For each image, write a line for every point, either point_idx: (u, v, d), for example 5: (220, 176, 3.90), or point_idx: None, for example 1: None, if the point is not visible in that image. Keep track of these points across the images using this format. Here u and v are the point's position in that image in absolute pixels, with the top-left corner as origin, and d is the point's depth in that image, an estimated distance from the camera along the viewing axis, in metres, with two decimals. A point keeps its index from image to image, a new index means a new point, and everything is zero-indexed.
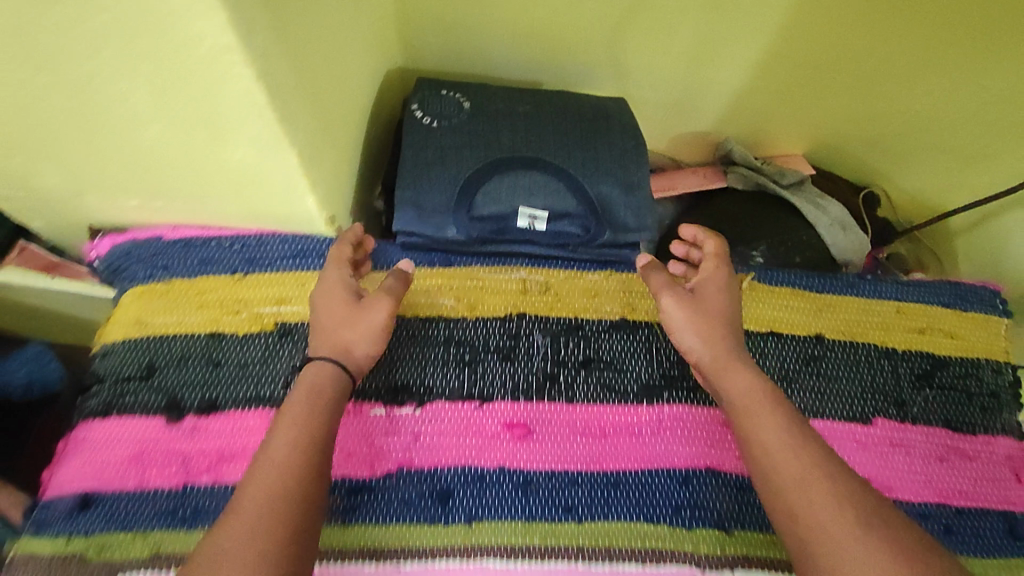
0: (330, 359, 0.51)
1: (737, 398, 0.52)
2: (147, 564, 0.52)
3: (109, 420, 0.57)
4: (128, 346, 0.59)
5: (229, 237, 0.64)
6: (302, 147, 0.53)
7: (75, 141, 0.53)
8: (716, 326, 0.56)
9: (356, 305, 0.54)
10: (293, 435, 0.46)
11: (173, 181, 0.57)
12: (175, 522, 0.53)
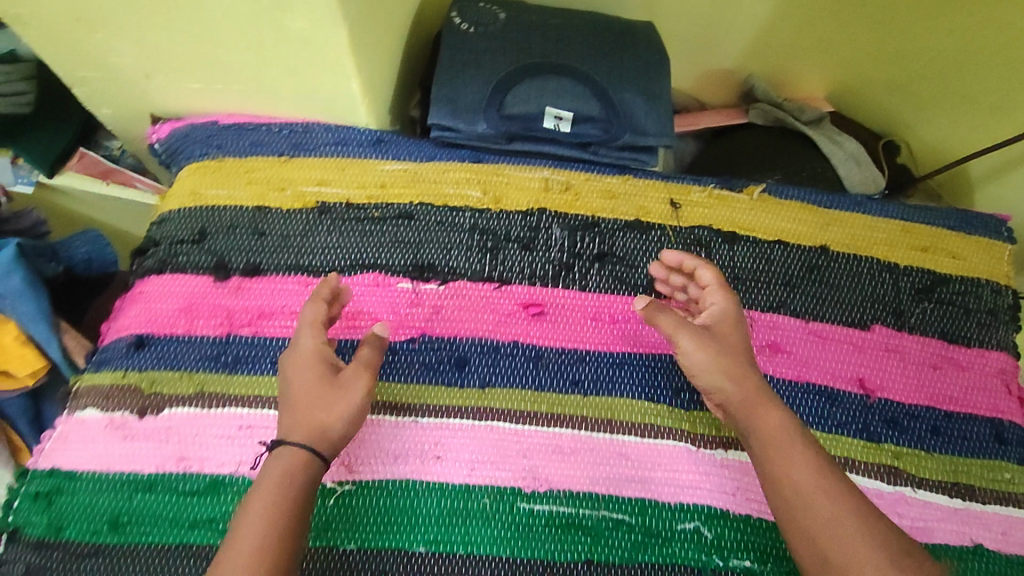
0: (303, 444, 0.50)
1: (773, 438, 0.52)
2: (194, 398, 0.57)
3: (163, 276, 0.63)
4: (183, 215, 0.65)
5: (279, 124, 0.70)
6: (338, 31, 0.58)
7: (148, 10, 0.58)
8: (741, 366, 0.56)
9: (333, 384, 0.53)
10: (260, 531, 0.46)
11: (227, 55, 0.63)
12: (217, 366, 0.58)
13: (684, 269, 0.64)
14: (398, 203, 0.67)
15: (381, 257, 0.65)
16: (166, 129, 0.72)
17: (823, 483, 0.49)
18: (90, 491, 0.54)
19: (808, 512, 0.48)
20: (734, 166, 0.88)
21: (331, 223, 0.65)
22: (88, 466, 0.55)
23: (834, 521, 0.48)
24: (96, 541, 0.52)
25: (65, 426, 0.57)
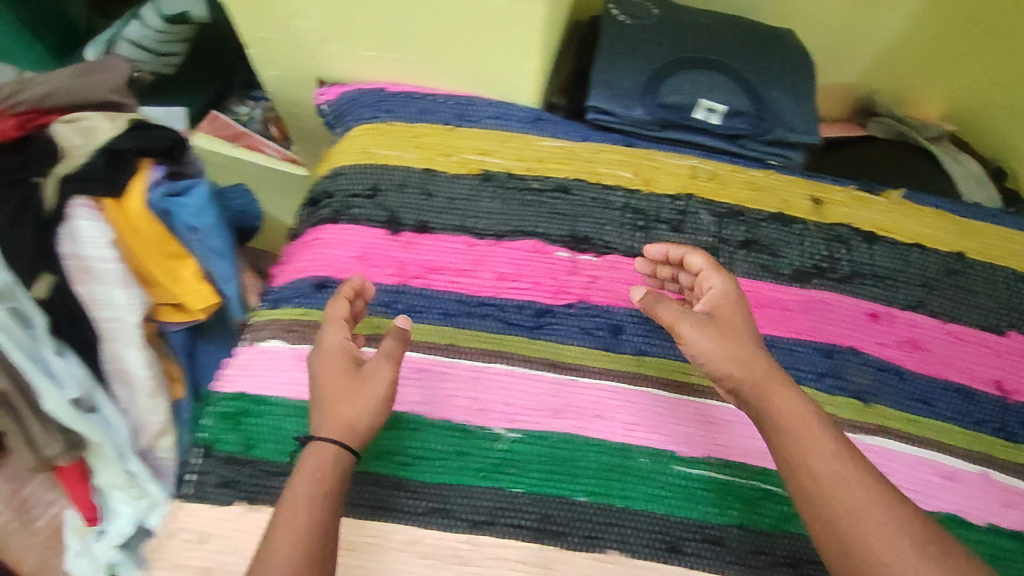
0: (334, 440, 0.49)
1: (791, 421, 0.48)
2: (373, 339, 0.63)
3: (339, 224, 0.67)
4: (357, 170, 0.69)
5: (446, 96, 0.73)
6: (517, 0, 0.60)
7: None
8: (748, 348, 0.52)
9: (355, 378, 0.52)
10: (293, 526, 0.45)
11: (411, 26, 0.67)
12: (391, 311, 0.64)
13: (671, 260, 0.62)
14: (555, 177, 0.70)
15: (539, 225, 0.68)
16: (333, 93, 0.77)
17: (848, 474, 0.45)
18: (277, 415, 0.59)
19: (828, 505, 0.44)
20: (860, 175, 0.90)
21: (493, 191, 0.69)
22: (274, 394, 0.60)
23: (856, 513, 0.43)
24: (283, 461, 0.57)
25: (248, 355, 0.62)
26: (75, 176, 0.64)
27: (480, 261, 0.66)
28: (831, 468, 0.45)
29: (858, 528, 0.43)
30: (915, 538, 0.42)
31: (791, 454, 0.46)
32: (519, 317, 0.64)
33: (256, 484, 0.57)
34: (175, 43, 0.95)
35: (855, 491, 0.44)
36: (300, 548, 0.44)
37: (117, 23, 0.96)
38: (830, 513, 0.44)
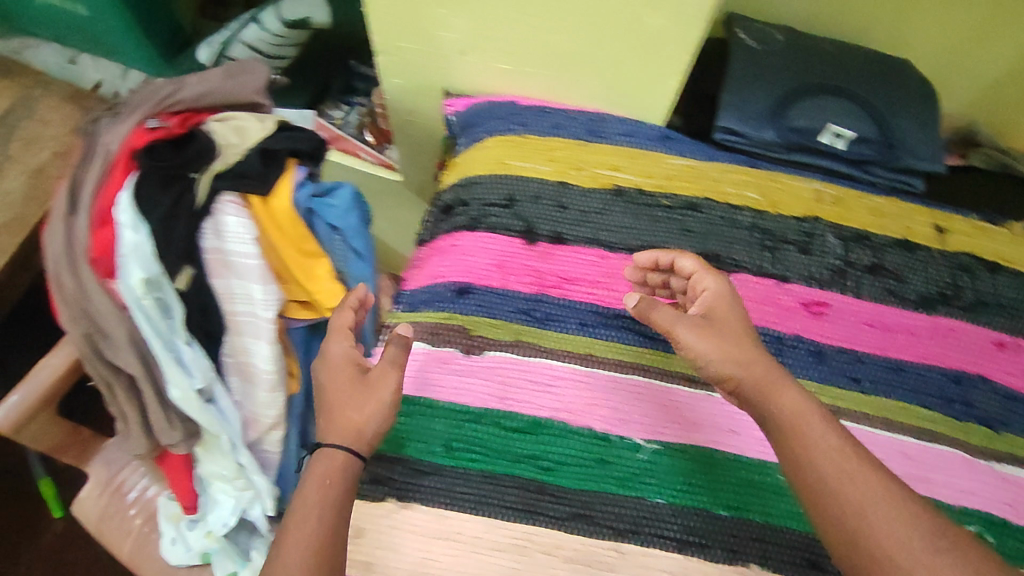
0: (341, 445, 0.54)
1: (792, 419, 0.50)
2: (512, 345, 0.64)
3: (477, 232, 0.69)
4: (493, 180, 0.72)
5: (577, 112, 0.76)
6: (668, 21, 0.62)
7: None
8: (746, 350, 0.54)
9: (363, 386, 0.57)
10: (307, 525, 0.50)
11: (556, 42, 0.69)
12: (530, 320, 0.65)
13: (661, 265, 0.65)
14: (685, 195, 0.72)
15: (670, 242, 0.70)
16: (462, 103, 0.80)
17: (855, 469, 0.46)
18: (426, 416, 0.61)
19: (834, 500, 0.45)
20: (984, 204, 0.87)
21: (624, 206, 0.71)
22: (422, 396, 0.62)
23: (860, 509, 0.44)
24: (434, 461, 0.60)
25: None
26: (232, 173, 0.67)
27: (614, 274, 0.68)
28: (835, 463, 0.46)
29: (863, 521, 0.43)
30: (926, 529, 0.42)
31: (793, 451, 0.48)
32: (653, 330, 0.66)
33: (408, 482, 0.59)
34: (289, 46, 0.97)
35: (859, 485, 0.45)
36: (312, 545, 0.49)
37: (235, 22, 0.98)
38: (833, 505, 0.45)
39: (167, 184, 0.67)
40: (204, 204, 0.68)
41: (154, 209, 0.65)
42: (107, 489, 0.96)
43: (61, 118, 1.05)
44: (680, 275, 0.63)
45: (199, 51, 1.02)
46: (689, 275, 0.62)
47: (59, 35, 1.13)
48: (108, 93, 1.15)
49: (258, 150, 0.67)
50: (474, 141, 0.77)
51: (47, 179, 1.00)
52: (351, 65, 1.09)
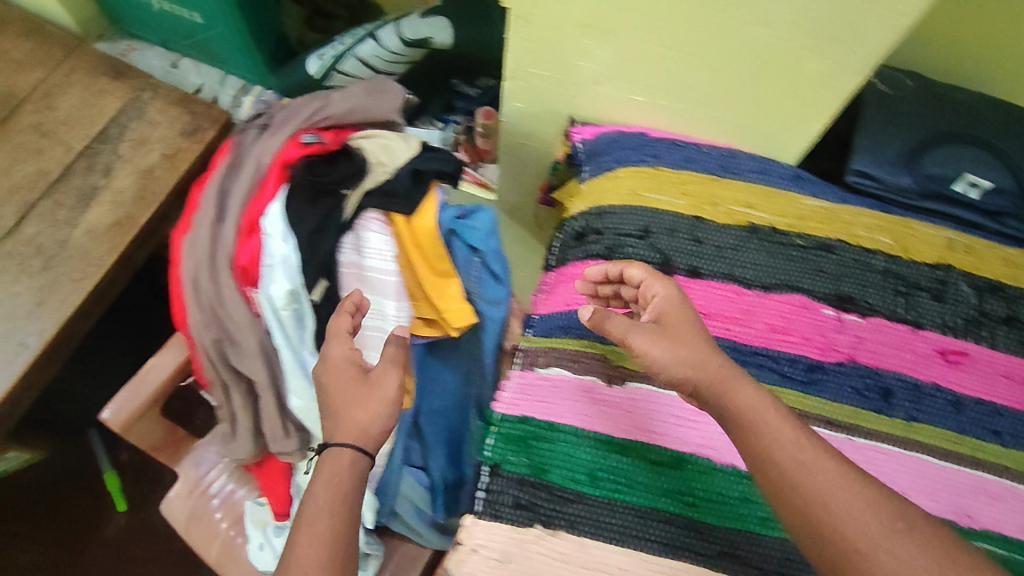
0: (349, 446, 0.56)
1: (747, 417, 0.52)
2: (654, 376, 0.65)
3: (613, 262, 0.70)
4: (627, 211, 0.73)
5: (709, 147, 0.76)
6: (830, 67, 0.63)
7: (667, 34, 0.65)
8: (699, 351, 0.56)
9: (365, 385, 0.60)
10: (321, 524, 0.51)
11: (701, 80, 0.69)
12: None
13: (611, 277, 0.67)
14: (818, 235, 0.72)
15: (805, 282, 0.70)
16: (589, 132, 0.80)
17: (819, 460, 0.49)
18: (570, 444, 0.62)
19: (799, 496, 0.48)
20: None
21: (758, 244, 0.71)
22: (565, 421, 0.63)
23: (821, 498, 0.47)
24: (578, 489, 0.60)
25: (527, 380, 0.67)
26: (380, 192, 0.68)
27: (751, 311, 0.69)
28: (794, 457, 0.49)
29: (824, 512, 0.46)
30: (883, 513, 0.46)
31: (754, 450, 0.51)
32: (791, 370, 0.67)
33: (553, 510, 0.60)
34: (401, 65, 0.98)
35: (820, 476, 0.48)
36: (326, 544, 0.50)
37: (347, 36, 0.99)
38: (794, 497, 0.48)
39: (317, 199, 0.68)
40: (351, 215, 0.69)
41: (301, 223, 0.67)
42: (195, 490, 0.97)
43: (169, 120, 1.06)
44: (631, 284, 0.65)
45: (308, 64, 1.03)
46: (638, 284, 0.64)
47: (166, 38, 1.16)
48: (207, 98, 1.16)
49: (409, 171, 0.69)
50: (602, 168, 0.78)
51: (156, 180, 1.02)
52: (453, 83, 1.09)
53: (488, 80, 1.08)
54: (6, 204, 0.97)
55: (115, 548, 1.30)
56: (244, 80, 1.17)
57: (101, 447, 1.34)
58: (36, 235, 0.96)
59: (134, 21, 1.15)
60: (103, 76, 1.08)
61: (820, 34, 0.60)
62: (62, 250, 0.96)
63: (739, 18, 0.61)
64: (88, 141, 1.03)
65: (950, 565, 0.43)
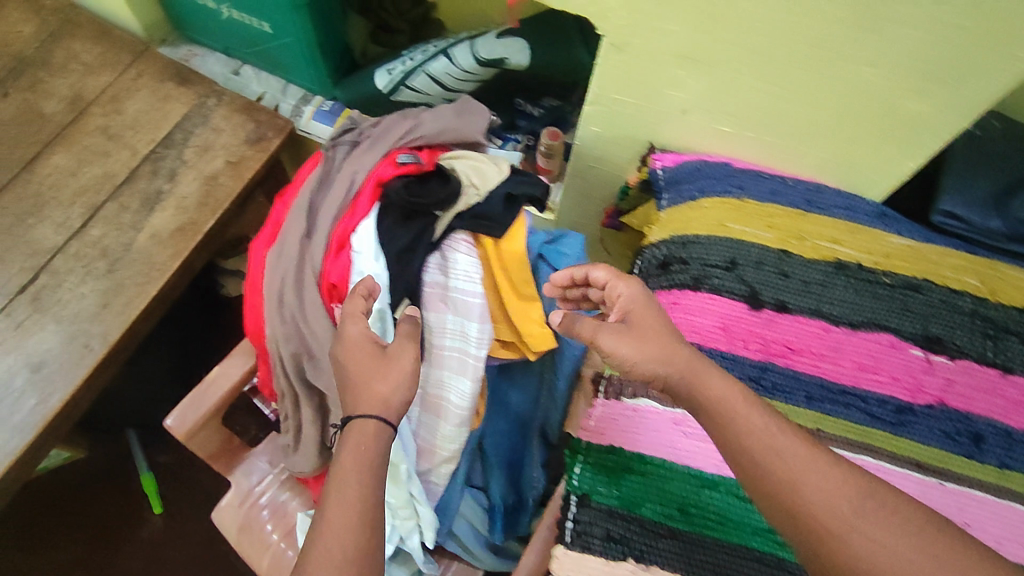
0: (371, 416, 0.57)
1: (720, 405, 0.53)
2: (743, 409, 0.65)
3: (700, 293, 0.70)
4: (713, 242, 0.72)
5: (795, 180, 0.76)
6: (934, 108, 0.62)
7: (767, 70, 0.64)
8: (665, 346, 0.57)
9: (380, 358, 0.60)
10: (349, 493, 0.53)
11: (794, 115, 0.69)
12: (760, 388, 0.67)
13: (578, 280, 0.69)
14: (904, 274, 0.72)
15: (892, 321, 0.70)
16: (670, 159, 0.80)
17: (797, 447, 0.49)
18: (661, 477, 0.63)
19: (774, 481, 0.48)
20: None
21: (845, 281, 0.71)
22: (655, 454, 0.64)
23: (791, 474, 0.48)
24: (672, 526, 0.60)
25: (613, 410, 0.67)
26: (472, 214, 0.69)
27: (839, 349, 0.69)
28: (764, 442, 0.50)
29: (797, 495, 0.47)
30: (854, 489, 0.47)
31: (724, 437, 0.52)
32: (881, 411, 0.66)
33: (644, 544, 0.60)
34: (471, 83, 0.99)
35: (794, 461, 0.48)
36: (355, 509, 0.52)
37: (417, 53, 0.99)
38: (768, 481, 0.49)
39: (410, 218, 0.70)
40: (441, 235, 0.70)
41: (392, 241, 0.68)
42: (246, 500, 0.96)
43: (233, 127, 1.06)
44: (598, 286, 0.67)
45: (376, 77, 1.03)
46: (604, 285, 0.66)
47: (228, 45, 1.15)
48: (268, 106, 1.16)
49: (503, 195, 0.69)
50: (684, 197, 0.77)
51: (220, 187, 1.01)
52: (517, 102, 1.07)
53: (553, 101, 1.05)
54: (72, 205, 0.97)
55: (149, 552, 1.29)
56: (304, 89, 1.16)
57: (139, 445, 1.34)
58: (101, 238, 0.96)
59: (198, 28, 1.15)
60: (168, 81, 1.08)
61: (930, 77, 0.60)
62: (126, 254, 0.96)
63: (847, 58, 0.60)
64: (153, 145, 1.03)
65: (921, 536, 0.44)
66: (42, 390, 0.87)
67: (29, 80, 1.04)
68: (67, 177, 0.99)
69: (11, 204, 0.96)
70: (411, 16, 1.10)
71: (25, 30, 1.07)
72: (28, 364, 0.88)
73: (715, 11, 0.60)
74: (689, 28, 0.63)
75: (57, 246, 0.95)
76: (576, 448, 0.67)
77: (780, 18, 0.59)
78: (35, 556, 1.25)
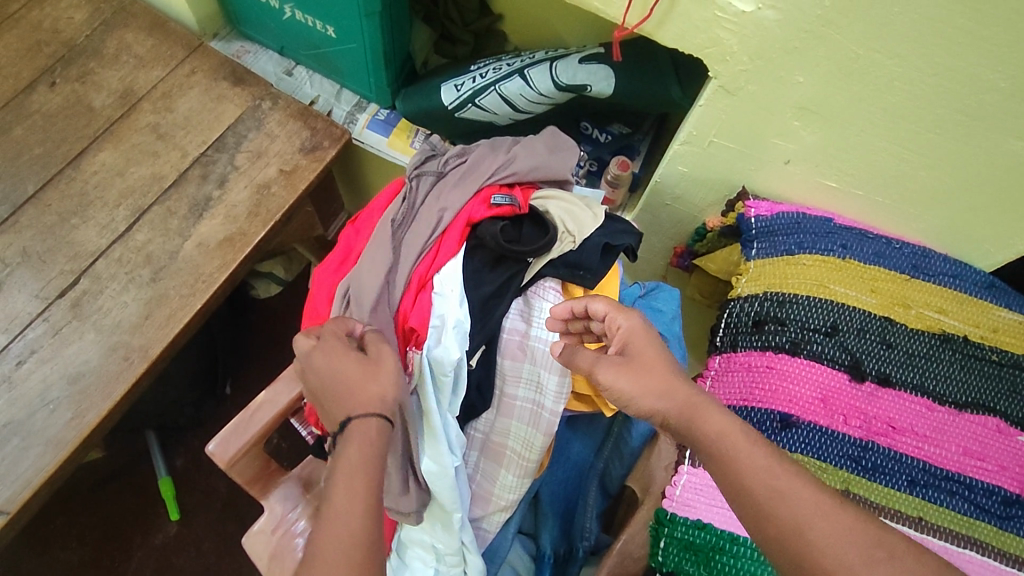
0: (368, 414, 0.58)
1: (717, 442, 0.51)
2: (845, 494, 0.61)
3: (799, 358, 0.66)
4: (814, 303, 0.68)
5: (900, 243, 0.72)
6: None
7: (895, 129, 0.63)
8: (665, 379, 0.55)
9: (369, 362, 0.61)
10: (357, 486, 0.54)
11: (916, 178, 0.68)
12: (862, 469, 0.62)
13: (577, 314, 0.64)
14: (1013, 351, 0.67)
15: (1000, 404, 0.65)
16: (765, 208, 0.75)
17: (825, 507, 0.47)
18: (752, 561, 0.58)
19: (796, 539, 0.46)
20: None
21: (952, 355, 0.67)
22: (747, 533, 0.59)
23: (797, 526, 0.46)
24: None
25: (700, 479, 0.62)
26: (566, 263, 0.70)
27: (944, 430, 0.64)
28: (766, 484, 0.48)
29: (806, 541, 0.46)
30: (865, 539, 0.46)
31: (722, 478, 0.50)
32: (988, 502, 0.62)
33: None
34: (545, 106, 0.94)
35: (803, 507, 0.47)
36: (365, 500, 0.54)
37: (489, 71, 0.94)
38: (779, 531, 0.47)
39: (500, 261, 0.72)
40: (530, 281, 0.72)
41: (481, 285, 0.71)
42: (279, 526, 0.88)
43: (287, 134, 1.00)
44: (596, 319, 0.62)
45: (442, 93, 0.98)
46: (602, 318, 0.62)
47: (284, 45, 1.10)
48: (322, 111, 1.10)
49: (601, 244, 0.69)
50: (778, 250, 0.72)
51: (272, 197, 0.96)
52: (583, 125, 1.01)
53: (623, 128, 0.99)
54: (117, 207, 0.93)
55: (161, 559, 1.22)
56: (360, 96, 1.11)
57: (157, 453, 1.26)
58: (146, 243, 0.91)
59: (254, 24, 1.09)
60: (223, 81, 1.02)
61: None
62: (172, 262, 0.91)
63: (997, 129, 0.59)
64: (204, 148, 0.98)
65: None
66: (78, 403, 0.82)
67: (78, 71, 1.00)
68: (114, 176, 0.94)
69: (55, 202, 0.92)
70: (476, 26, 1.05)
71: (76, 17, 1.03)
72: (65, 376, 0.83)
73: (856, 67, 0.59)
74: (818, 81, 0.62)
75: (100, 250, 0.90)
76: (660, 518, 0.62)
77: (924, 79, 0.58)
78: (42, 557, 1.19)
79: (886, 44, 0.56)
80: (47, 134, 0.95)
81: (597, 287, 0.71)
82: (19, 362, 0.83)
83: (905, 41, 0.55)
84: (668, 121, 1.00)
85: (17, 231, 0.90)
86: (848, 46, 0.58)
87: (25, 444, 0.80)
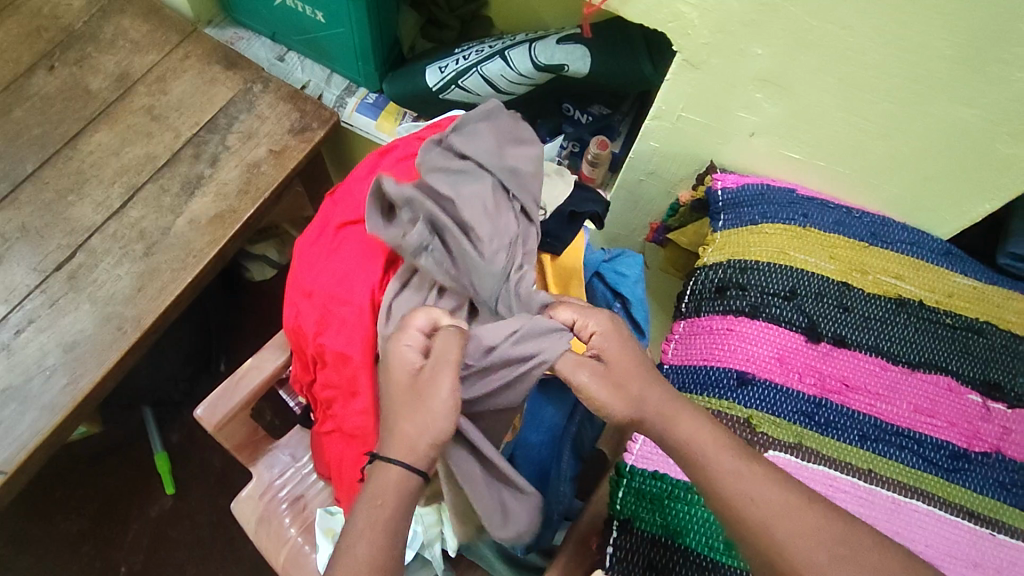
0: (400, 462, 0.55)
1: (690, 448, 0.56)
2: (792, 447, 0.64)
3: (757, 321, 0.69)
4: (775, 269, 0.70)
5: (860, 212, 0.75)
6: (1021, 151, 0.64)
7: (854, 100, 0.66)
8: (639, 386, 0.58)
9: (411, 396, 0.57)
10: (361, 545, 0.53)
11: (877, 150, 0.70)
12: (814, 424, 0.65)
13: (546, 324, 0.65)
14: (966, 315, 0.70)
15: (951, 363, 0.68)
16: (731, 180, 0.78)
17: (787, 508, 0.52)
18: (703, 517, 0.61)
19: (761, 537, 0.52)
20: None
21: (907, 318, 0.69)
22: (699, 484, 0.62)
23: (763, 527, 0.52)
24: (715, 558, 0.59)
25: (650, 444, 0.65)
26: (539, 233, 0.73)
27: (896, 388, 0.67)
28: (733, 487, 0.53)
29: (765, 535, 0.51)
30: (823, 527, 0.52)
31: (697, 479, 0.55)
32: (936, 456, 0.64)
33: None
34: (524, 86, 0.97)
35: (746, 489, 0.53)
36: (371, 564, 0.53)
37: (472, 53, 0.97)
38: (747, 533, 0.52)
39: None
40: None
41: None
42: (266, 493, 0.92)
43: (278, 116, 1.04)
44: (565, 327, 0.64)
45: (427, 75, 1.01)
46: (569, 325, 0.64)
47: (276, 31, 1.13)
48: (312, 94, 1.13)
49: (566, 213, 0.73)
50: (743, 221, 0.75)
51: (261, 175, 1.00)
52: (565, 107, 1.04)
53: (602, 109, 1.02)
54: (113, 185, 0.96)
55: (156, 530, 1.26)
56: (349, 80, 1.14)
57: (152, 421, 1.30)
58: (140, 220, 0.95)
59: (244, 10, 1.12)
60: (216, 65, 1.06)
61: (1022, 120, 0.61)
62: (164, 238, 0.94)
63: (950, 98, 0.62)
64: (197, 128, 1.01)
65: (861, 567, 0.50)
66: (73, 370, 0.86)
67: (76, 55, 1.03)
68: (110, 155, 0.98)
69: (53, 179, 0.95)
70: (462, 12, 1.07)
71: (73, 4, 1.07)
72: (61, 344, 0.87)
73: (811, 39, 0.62)
74: (777, 53, 0.65)
75: (96, 225, 0.94)
76: (620, 470, 0.65)
77: (878, 50, 0.60)
78: (43, 530, 1.23)
79: (841, 17, 0.59)
80: (45, 116, 0.99)
81: (565, 255, 0.74)
82: (18, 331, 0.87)
83: (857, 13, 0.58)
84: (646, 101, 1.03)
85: (18, 207, 0.93)
86: (803, 17, 0.60)
87: (22, 409, 0.83)
